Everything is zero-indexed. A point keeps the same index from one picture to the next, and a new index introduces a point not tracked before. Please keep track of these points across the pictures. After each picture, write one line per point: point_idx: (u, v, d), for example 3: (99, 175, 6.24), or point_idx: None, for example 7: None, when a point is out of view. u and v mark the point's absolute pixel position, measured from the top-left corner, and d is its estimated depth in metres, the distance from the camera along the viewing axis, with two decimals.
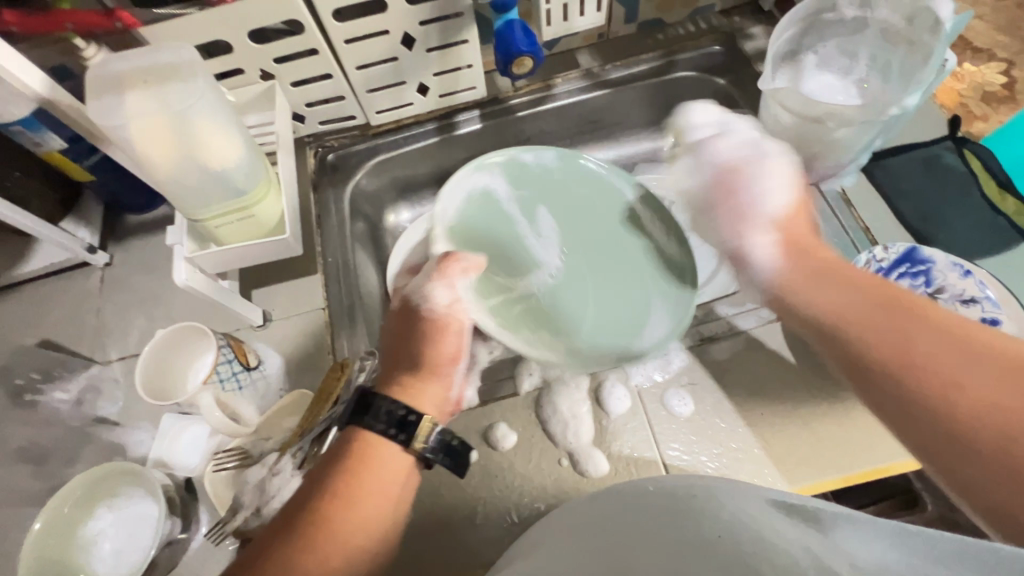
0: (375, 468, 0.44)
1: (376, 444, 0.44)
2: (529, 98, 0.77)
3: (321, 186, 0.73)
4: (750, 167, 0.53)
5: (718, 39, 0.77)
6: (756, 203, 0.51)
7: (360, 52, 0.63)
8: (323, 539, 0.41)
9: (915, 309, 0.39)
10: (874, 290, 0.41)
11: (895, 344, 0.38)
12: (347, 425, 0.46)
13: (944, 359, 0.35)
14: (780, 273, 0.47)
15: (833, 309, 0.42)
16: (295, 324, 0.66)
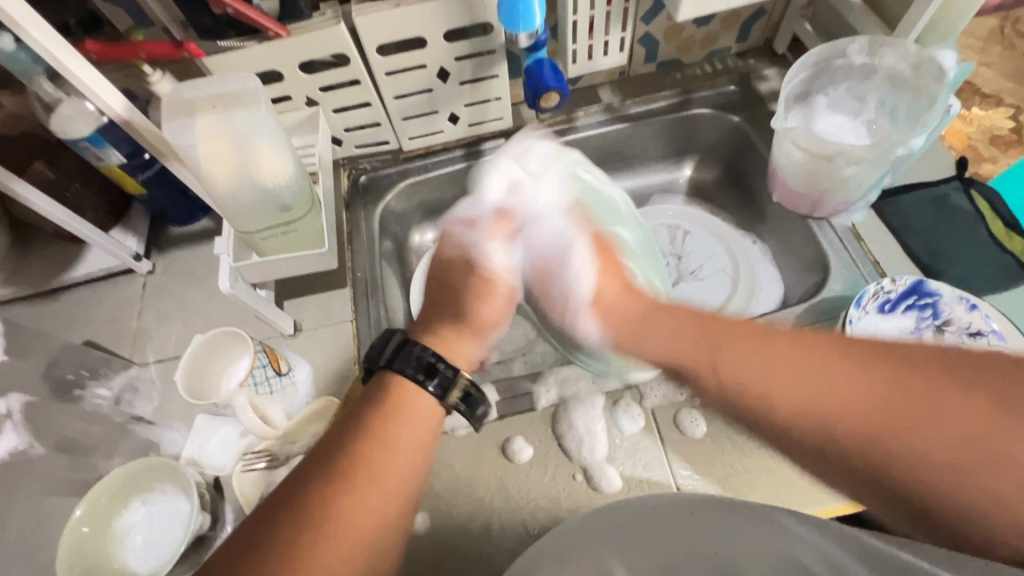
0: (409, 413, 0.44)
1: (411, 392, 0.45)
2: (551, 130, 0.82)
3: (353, 205, 0.78)
4: (552, 249, 0.57)
5: (734, 79, 0.82)
6: (569, 275, 0.56)
7: (398, 83, 0.68)
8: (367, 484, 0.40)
9: (721, 337, 0.43)
10: (695, 329, 0.45)
11: (730, 377, 0.40)
12: (382, 372, 0.46)
13: (763, 374, 0.39)
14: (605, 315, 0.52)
15: (675, 353, 0.45)
16: (324, 333, 0.69)
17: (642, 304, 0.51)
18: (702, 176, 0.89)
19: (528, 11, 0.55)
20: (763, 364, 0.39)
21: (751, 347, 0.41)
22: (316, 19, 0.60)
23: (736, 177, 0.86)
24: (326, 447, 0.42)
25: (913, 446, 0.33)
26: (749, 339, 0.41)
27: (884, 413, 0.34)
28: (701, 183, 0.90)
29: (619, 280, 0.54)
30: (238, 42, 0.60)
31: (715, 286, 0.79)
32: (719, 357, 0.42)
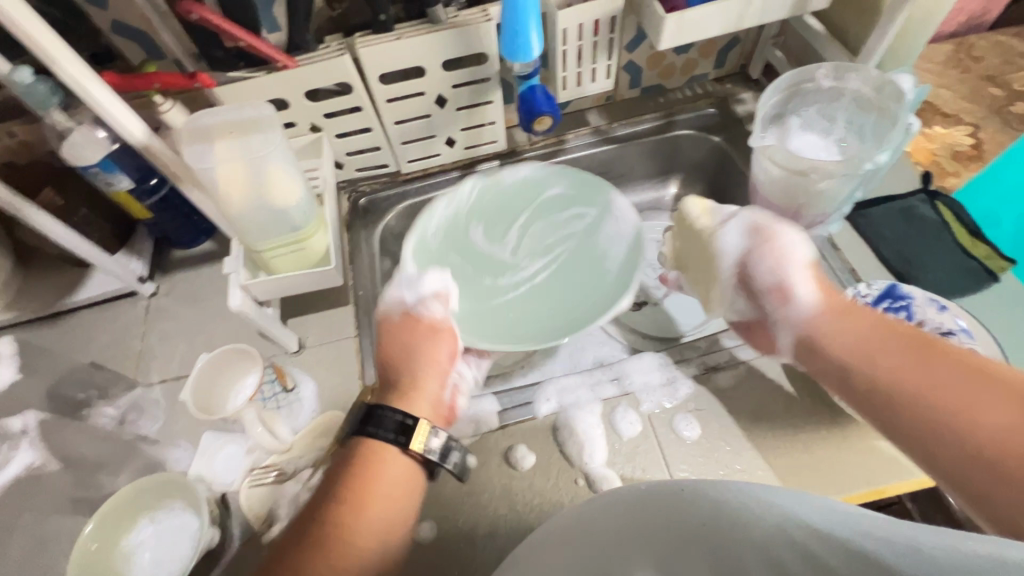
0: (387, 471, 0.49)
1: (382, 452, 0.49)
2: (542, 151, 0.87)
3: (353, 227, 0.83)
4: (759, 276, 0.60)
5: (713, 102, 0.87)
6: (785, 276, 0.58)
7: (398, 109, 0.72)
8: (352, 533, 0.45)
9: (857, 334, 0.51)
10: (884, 325, 0.50)
11: (868, 377, 0.49)
12: (352, 438, 0.51)
13: (891, 368, 0.47)
14: (812, 324, 0.55)
15: (844, 350, 0.51)
16: (327, 350, 0.71)
17: (860, 325, 0.52)
18: (687, 194, 0.94)
19: (524, 43, 0.58)
20: (896, 361, 0.47)
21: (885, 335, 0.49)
22: (322, 51, 0.64)
23: (719, 194, 0.91)
24: (313, 508, 0.47)
25: (1003, 468, 0.38)
26: (889, 335, 0.49)
27: (975, 430, 0.40)
28: (686, 200, 0.94)
29: (846, 301, 0.55)
30: (249, 73, 0.63)
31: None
32: (870, 358, 0.49)
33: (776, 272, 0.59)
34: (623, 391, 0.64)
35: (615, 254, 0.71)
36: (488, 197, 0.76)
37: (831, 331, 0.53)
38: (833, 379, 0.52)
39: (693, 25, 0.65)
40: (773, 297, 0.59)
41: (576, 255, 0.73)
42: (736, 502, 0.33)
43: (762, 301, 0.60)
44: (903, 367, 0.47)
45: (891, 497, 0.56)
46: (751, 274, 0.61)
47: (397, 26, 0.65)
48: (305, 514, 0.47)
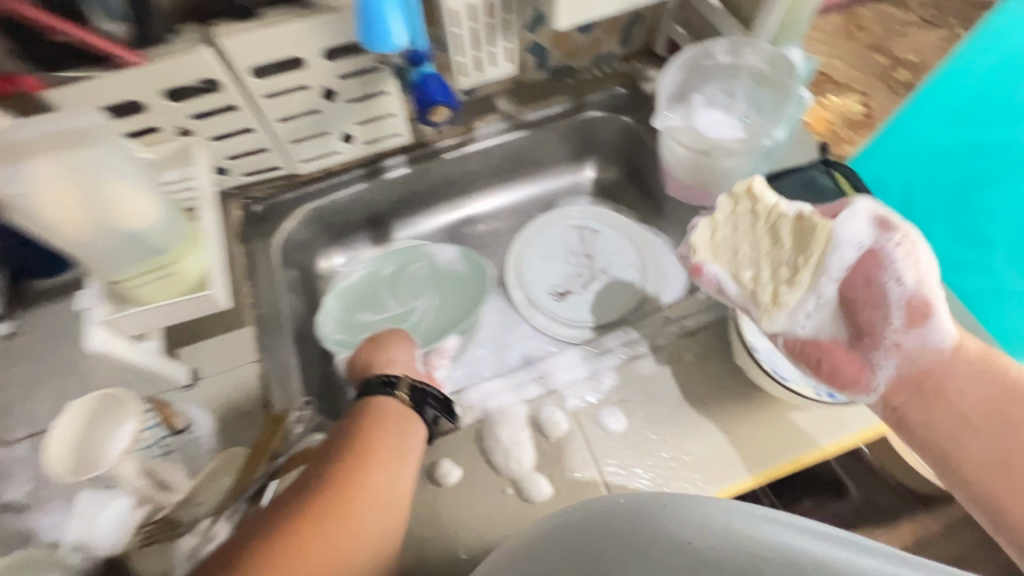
0: (394, 413, 0.55)
1: (380, 405, 0.56)
2: (452, 142, 0.83)
3: (249, 237, 0.75)
4: (876, 294, 0.51)
5: (622, 82, 0.86)
6: (902, 288, 0.50)
7: (279, 106, 0.65)
8: (369, 459, 0.51)
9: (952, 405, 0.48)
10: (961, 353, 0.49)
11: (968, 464, 0.46)
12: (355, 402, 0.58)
13: (989, 450, 0.45)
14: (946, 370, 0.49)
15: (975, 408, 0.47)
16: (226, 379, 0.64)
17: (1003, 384, 0.47)
18: (605, 176, 0.93)
19: (385, 30, 0.53)
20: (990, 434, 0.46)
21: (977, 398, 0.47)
22: (176, 43, 0.56)
23: (635, 175, 0.90)
24: (333, 446, 0.53)
25: None
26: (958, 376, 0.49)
27: None
28: (604, 182, 0.93)
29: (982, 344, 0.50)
30: (85, 71, 0.54)
31: (627, 280, 0.84)
32: (976, 435, 0.46)
33: (901, 286, 0.50)
34: (548, 390, 0.62)
35: (457, 261, 0.84)
36: (353, 291, 0.81)
37: (961, 382, 0.48)
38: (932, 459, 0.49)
39: (589, 2, 0.62)
40: (900, 319, 0.50)
41: (437, 274, 0.84)
42: (708, 518, 0.32)
43: (884, 321, 0.51)
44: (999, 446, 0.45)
45: (807, 464, 0.58)
46: (863, 291, 0.52)
47: (264, 11, 0.58)
48: (323, 453, 0.52)
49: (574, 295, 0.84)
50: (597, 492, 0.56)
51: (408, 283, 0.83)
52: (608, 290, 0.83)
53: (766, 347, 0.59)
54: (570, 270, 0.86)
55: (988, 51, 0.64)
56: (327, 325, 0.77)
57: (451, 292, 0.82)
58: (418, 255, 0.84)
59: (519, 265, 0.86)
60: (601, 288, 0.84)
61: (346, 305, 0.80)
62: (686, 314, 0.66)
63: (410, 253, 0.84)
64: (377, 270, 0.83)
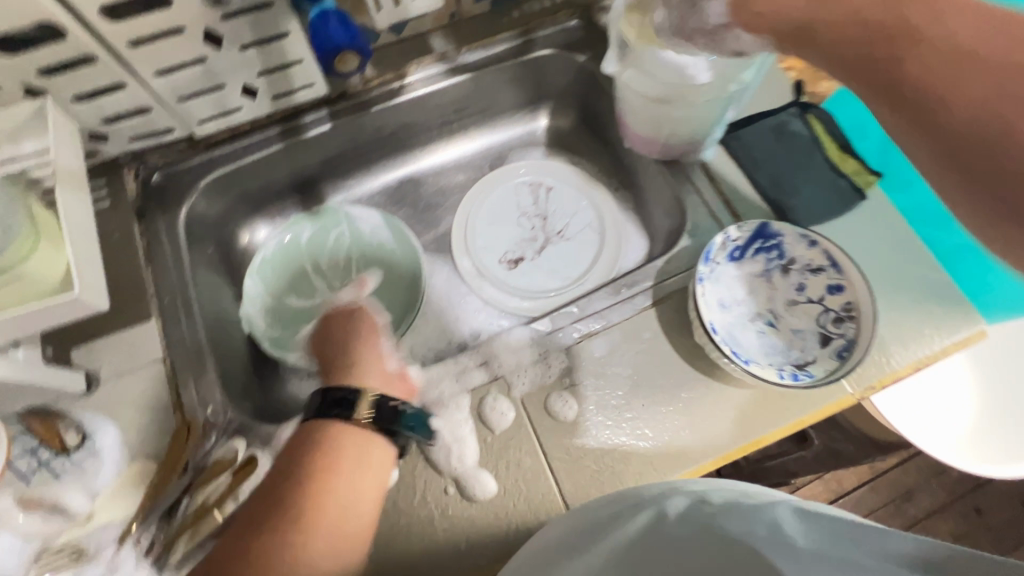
0: (356, 433, 0.48)
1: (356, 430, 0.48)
2: (382, 91, 0.72)
3: (148, 214, 0.65)
4: None
5: (575, 13, 0.74)
6: None
7: (153, 55, 0.53)
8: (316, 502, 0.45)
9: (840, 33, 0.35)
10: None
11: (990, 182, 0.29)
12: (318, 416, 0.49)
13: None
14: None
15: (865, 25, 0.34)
16: (130, 383, 0.56)
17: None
18: (559, 123, 0.83)
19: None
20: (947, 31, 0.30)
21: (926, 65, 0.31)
22: None
23: (592, 123, 0.81)
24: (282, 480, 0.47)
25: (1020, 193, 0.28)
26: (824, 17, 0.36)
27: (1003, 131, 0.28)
28: (559, 132, 0.84)
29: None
30: None
31: (583, 243, 0.77)
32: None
33: None
34: (493, 376, 0.56)
35: (384, 235, 0.77)
36: (275, 276, 0.74)
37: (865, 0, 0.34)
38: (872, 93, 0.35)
39: None
40: None
41: (365, 249, 0.77)
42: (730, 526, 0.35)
43: None
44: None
45: (768, 443, 0.54)
46: None
47: None
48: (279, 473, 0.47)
49: (526, 262, 0.77)
50: (546, 486, 0.52)
51: (333, 263, 0.76)
52: (561, 257, 0.77)
53: (726, 324, 0.53)
54: (522, 233, 0.79)
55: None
56: (250, 316, 0.71)
57: (377, 266, 0.76)
58: (340, 221, 0.78)
59: (467, 231, 0.79)
60: (554, 253, 0.77)
61: (269, 290, 0.74)
62: (644, 285, 0.60)
63: (331, 218, 0.78)
64: (298, 246, 0.76)
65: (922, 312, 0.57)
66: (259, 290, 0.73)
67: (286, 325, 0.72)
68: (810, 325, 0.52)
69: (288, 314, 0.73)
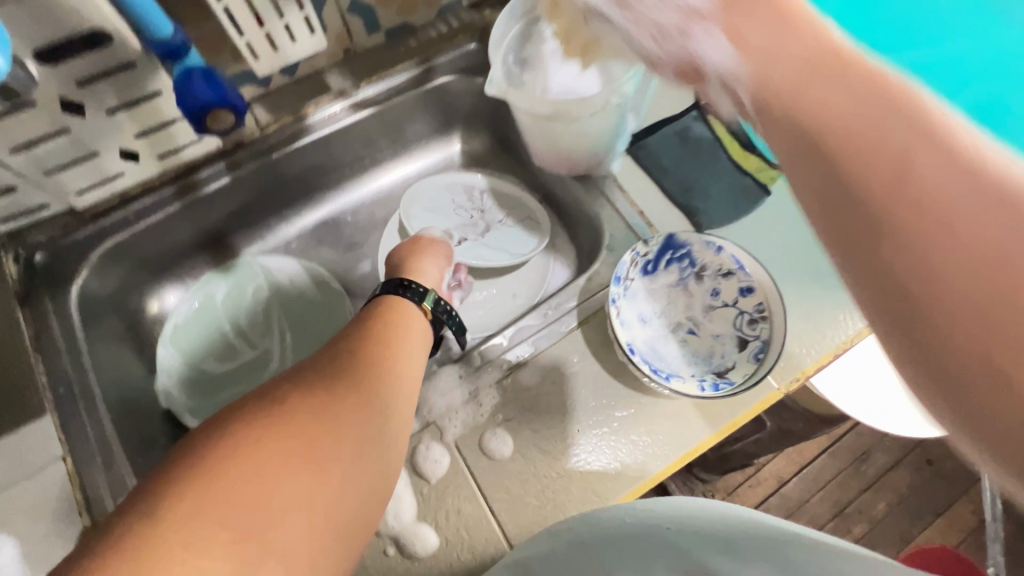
0: (403, 313, 0.55)
1: (405, 308, 0.55)
2: (281, 136, 0.69)
3: (33, 298, 0.59)
4: None
5: (473, 35, 0.73)
6: None
7: (5, 131, 0.49)
8: (378, 364, 0.47)
9: (861, 164, 0.25)
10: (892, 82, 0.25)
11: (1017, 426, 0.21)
12: (387, 296, 0.56)
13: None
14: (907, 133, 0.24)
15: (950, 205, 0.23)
16: (28, 490, 0.51)
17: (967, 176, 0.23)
18: (474, 146, 0.82)
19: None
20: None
21: (952, 246, 0.22)
22: None
23: (506, 142, 0.81)
24: (339, 349, 0.49)
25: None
26: (842, 106, 0.26)
27: None
28: (474, 153, 0.83)
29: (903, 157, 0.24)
30: None
31: (522, 234, 0.76)
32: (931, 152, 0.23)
33: None
34: (424, 423, 0.55)
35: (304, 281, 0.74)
36: (190, 344, 0.70)
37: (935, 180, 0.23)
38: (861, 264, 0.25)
39: None
40: None
41: (286, 297, 0.74)
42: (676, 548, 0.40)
43: None
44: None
45: (706, 450, 0.55)
46: None
47: None
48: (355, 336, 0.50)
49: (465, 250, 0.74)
50: (486, 527, 0.50)
51: (256, 317, 0.73)
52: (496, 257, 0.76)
53: (649, 339, 0.53)
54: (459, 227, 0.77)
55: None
56: (167, 393, 0.66)
57: (303, 312, 0.73)
58: (256, 274, 0.75)
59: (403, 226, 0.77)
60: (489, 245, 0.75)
61: (186, 358, 0.69)
62: (568, 305, 0.59)
63: (246, 272, 0.75)
64: (213, 308, 0.72)
65: (836, 301, 0.58)
66: (173, 362, 0.68)
67: (208, 393, 0.68)
68: (728, 330, 0.53)
69: (209, 382, 0.68)
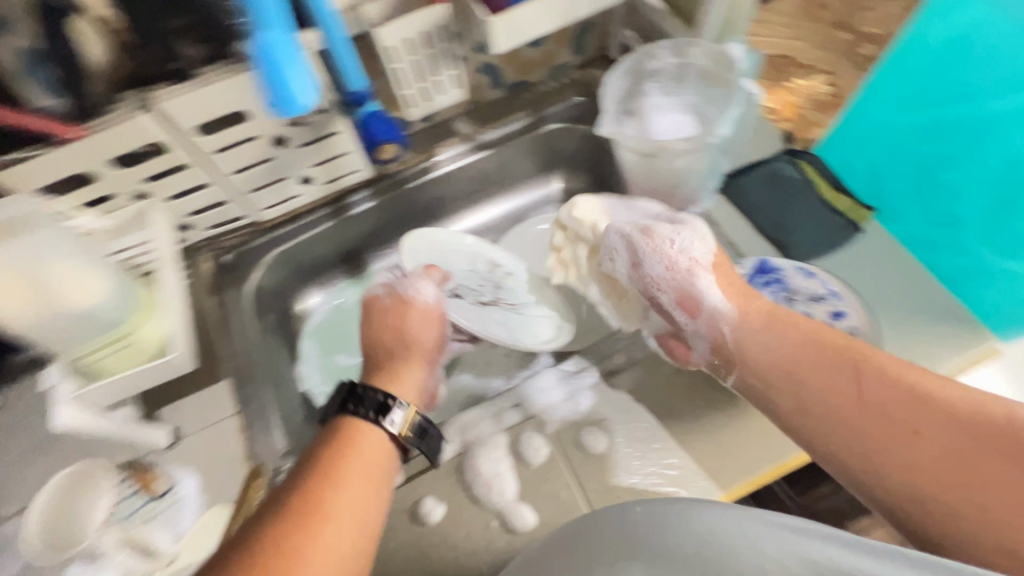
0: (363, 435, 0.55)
1: (361, 428, 0.55)
2: (415, 170, 0.83)
3: (220, 289, 0.75)
4: None
5: (580, 91, 0.85)
6: None
7: (233, 157, 0.65)
8: (330, 494, 0.49)
9: (819, 390, 0.51)
10: (823, 348, 0.52)
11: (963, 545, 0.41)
12: (340, 417, 0.57)
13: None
14: (780, 350, 0.54)
15: (829, 387, 0.50)
16: (207, 438, 0.64)
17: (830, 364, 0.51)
18: (573, 184, 0.92)
19: (296, 95, 0.46)
20: (923, 417, 0.45)
21: (840, 413, 0.49)
22: (112, 114, 0.55)
23: (603, 181, 0.89)
24: (296, 513, 0.47)
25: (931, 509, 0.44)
26: (803, 365, 0.52)
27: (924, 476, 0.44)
28: (573, 191, 0.93)
29: (800, 360, 0.53)
30: (30, 151, 0.54)
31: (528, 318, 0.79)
32: (824, 368, 0.51)
33: None
34: (527, 415, 0.61)
35: None
36: (329, 338, 0.83)
37: (818, 374, 0.51)
38: (849, 455, 0.48)
39: (524, 24, 0.59)
40: None
41: None
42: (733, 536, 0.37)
43: None
44: (1018, 479, 0.40)
45: (797, 466, 0.57)
46: None
47: (199, 69, 0.58)
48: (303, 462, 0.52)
49: (460, 309, 0.77)
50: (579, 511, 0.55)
51: None
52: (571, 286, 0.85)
53: None
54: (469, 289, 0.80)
55: (945, 16, 0.62)
56: (309, 378, 0.79)
57: None
58: None
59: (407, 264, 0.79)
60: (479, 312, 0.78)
61: (323, 349, 0.82)
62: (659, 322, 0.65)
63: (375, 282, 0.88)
64: (346, 310, 0.85)
65: (931, 335, 0.60)
66: (313, 352, 0.82)
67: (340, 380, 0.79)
68: None
69: (340, 371, 0.80)
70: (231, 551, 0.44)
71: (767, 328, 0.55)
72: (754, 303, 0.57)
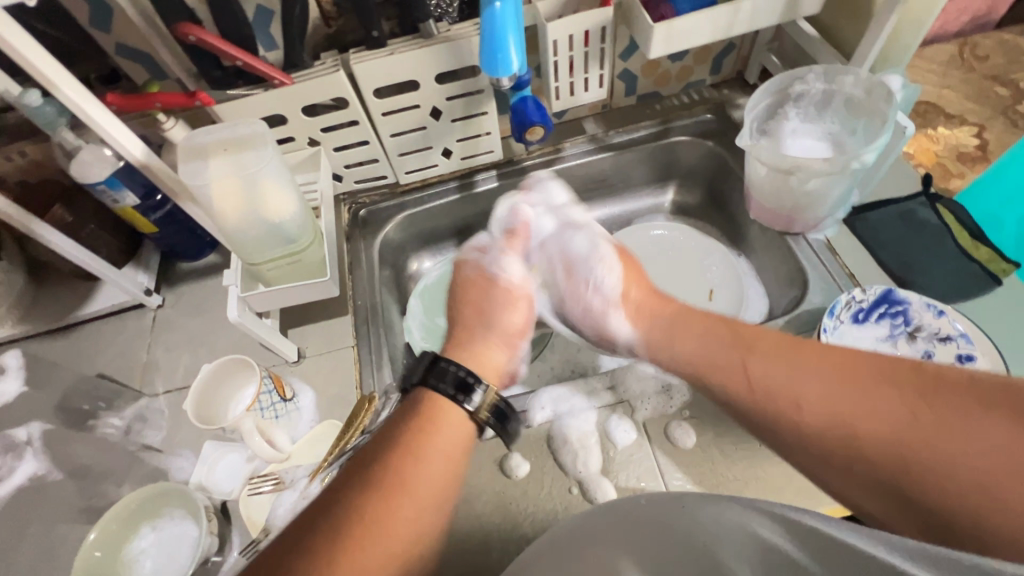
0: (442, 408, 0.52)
1: (443, 404, 0.51)
2: (541, 160, 0.87)
3: (352, 237, 0.83)
4: None
5: (710, 108, 0.87)
6: None
7: (395, 122, 0.73)
8: (417, 468, 0.47)
9: (721, 376, 0.53)
10: (713, 342, 0.55)
11: (879, 503, 0.41)
12: (415, 390, 0.53)
13: (985, 454, 0.35)
14: (675, 351, 0.58)
15: (725, 375, 0.52)
16: (327, 361, 0.71)
17: (716, 349, 0.55)
18: (685, 198, 0.94)
19: (506, 59, 0.57)
20: (802, 389, 0.46)
21: (751, 397, 0.50)
22: (314, 68, 0.66)
23: (717, 199, 0.91)
24: (384, 483, 0.44)
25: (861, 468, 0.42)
26: (702, 365, 0.55)
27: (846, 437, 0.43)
28: (683, 205, 0.95)
29: (694, 361, 0.56)
30: (247, 90, 0.65)
31: None
32: (712, 363, 0.54)
33: None
34: (619, 399, 0.64)
35: None
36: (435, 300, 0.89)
37: (709, 363, 0.54)
38: (770, 443, 0.48)
39: (684, 34, 0.63)
40: None
41: None
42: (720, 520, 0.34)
43: None
44: (894, 411, 0.41)
45: None
46: None
47: (390, 41, 0.66)
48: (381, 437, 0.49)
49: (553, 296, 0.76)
50: None
51: None
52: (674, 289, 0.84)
53: None
54: None
55: None
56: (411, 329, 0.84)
57: None
58: None
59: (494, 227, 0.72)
60: None
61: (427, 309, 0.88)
62: None
63: None
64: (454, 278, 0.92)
65: None
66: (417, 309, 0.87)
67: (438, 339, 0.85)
68: None
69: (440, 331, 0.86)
70: (315, 520, 0.42)
71: (672, 320, 0.60)
72: (654, 306, 0.63)
